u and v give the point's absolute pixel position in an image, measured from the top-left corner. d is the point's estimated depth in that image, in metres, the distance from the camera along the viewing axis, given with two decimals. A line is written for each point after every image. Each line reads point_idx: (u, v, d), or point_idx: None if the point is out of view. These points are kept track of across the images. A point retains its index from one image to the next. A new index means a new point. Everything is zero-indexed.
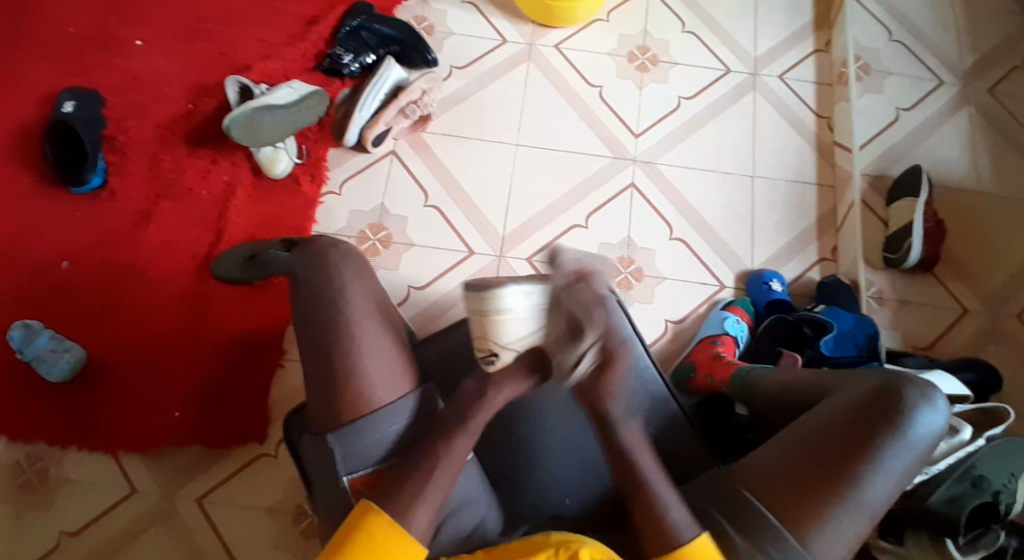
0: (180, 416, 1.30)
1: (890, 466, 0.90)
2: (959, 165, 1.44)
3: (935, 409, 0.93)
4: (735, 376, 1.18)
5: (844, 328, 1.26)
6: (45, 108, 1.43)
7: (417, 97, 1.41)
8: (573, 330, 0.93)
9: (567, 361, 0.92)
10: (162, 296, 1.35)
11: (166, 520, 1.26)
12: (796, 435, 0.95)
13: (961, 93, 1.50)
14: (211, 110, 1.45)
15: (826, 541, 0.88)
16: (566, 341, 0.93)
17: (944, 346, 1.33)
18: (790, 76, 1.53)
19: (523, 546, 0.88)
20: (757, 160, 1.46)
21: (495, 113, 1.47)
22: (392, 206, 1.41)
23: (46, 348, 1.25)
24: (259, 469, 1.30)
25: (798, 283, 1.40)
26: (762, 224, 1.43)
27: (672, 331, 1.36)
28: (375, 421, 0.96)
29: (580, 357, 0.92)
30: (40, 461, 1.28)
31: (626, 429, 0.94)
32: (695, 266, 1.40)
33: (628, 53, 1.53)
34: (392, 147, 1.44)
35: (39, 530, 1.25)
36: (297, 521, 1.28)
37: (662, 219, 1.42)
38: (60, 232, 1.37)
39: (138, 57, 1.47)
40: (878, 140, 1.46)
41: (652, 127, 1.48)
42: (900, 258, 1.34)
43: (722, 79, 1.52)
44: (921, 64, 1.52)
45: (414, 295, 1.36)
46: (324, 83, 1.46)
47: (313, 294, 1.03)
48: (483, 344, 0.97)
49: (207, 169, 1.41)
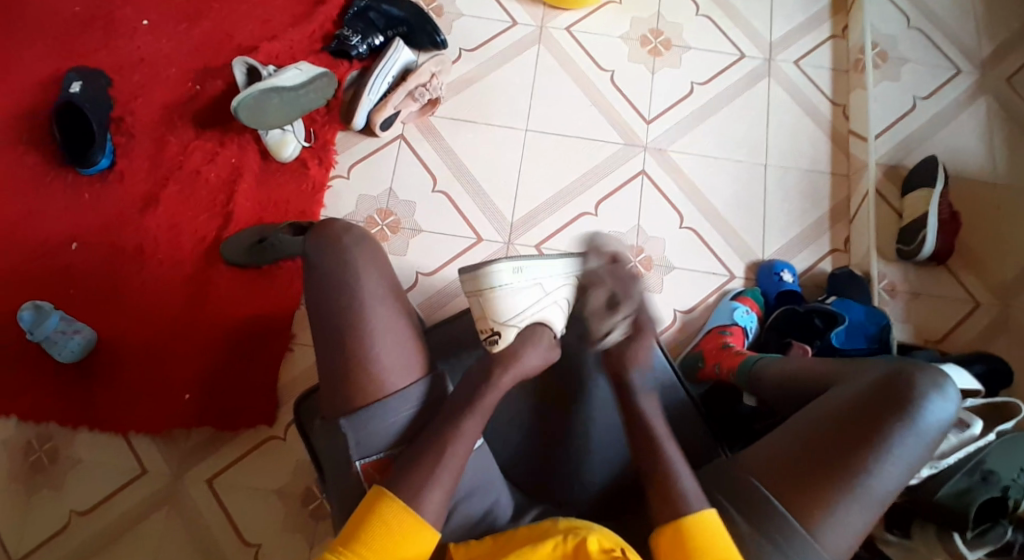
0: (190, 398, 1.30)
1: (898, 454, 0.90)
2: (975, 155, 1.42)
3: (945, 399, 0.92)
4: (742, 366, 1.17)
5: (855, 319, 1.26)
6: (52, 88, 1.42)
7: (426, 80, 1.38)
8: (613, 303, 1.05)
9: (604, 328, 1.04)
10: (171, 278, 1.35)
11: (175, 502, 1.27)
12: (803, 421, 0.95)
13: (979, 81, 1.47)
14: (219, 91, 1.43)
15: (833, 529, 0.89)
16: (603, 308, 1.06)
17: (955, 338, 1.33)
18: (805, 62, 1.50)
19: (532, 531, 0.88)
20: (770, 148, 1.45)
21: (505, 97, 1.45)
22: (401, 191, 1.40)
23: (57, 329, 1.24)
24: (268, 451, 1.31)
25: (808, 274, 1.39)
26: (774, 213, 1.41)
27: (681, 320, 1.36)
28: (387, 409, 0.97)
29: (612, 327, 1.04)
30: (51, 441, 1.29)
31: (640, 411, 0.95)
32: (705, 254, 1.39)
33: (640, 36, 1.50)
34: (401, 132, 1.43)
35: (51, 508, 1.26)
36: (306, 504, 1.29)
37: (673, 207, 1.41)
38: (69, 213, 1.36)
39: (144, 36, 1.46)
40: (894, 129, 1.44)
41: (664, 113, 1.46)
42: (913, 250, 1.33)
43: (736, 65, 1.49)
44: (939, 51, 1.49)
45: (422, 281, 1.36)
46: (332, 65, 1.45)
47: (321, 282, 1.02)
48: (484, 323, 1.03)
49: (215, 152, 1.40)
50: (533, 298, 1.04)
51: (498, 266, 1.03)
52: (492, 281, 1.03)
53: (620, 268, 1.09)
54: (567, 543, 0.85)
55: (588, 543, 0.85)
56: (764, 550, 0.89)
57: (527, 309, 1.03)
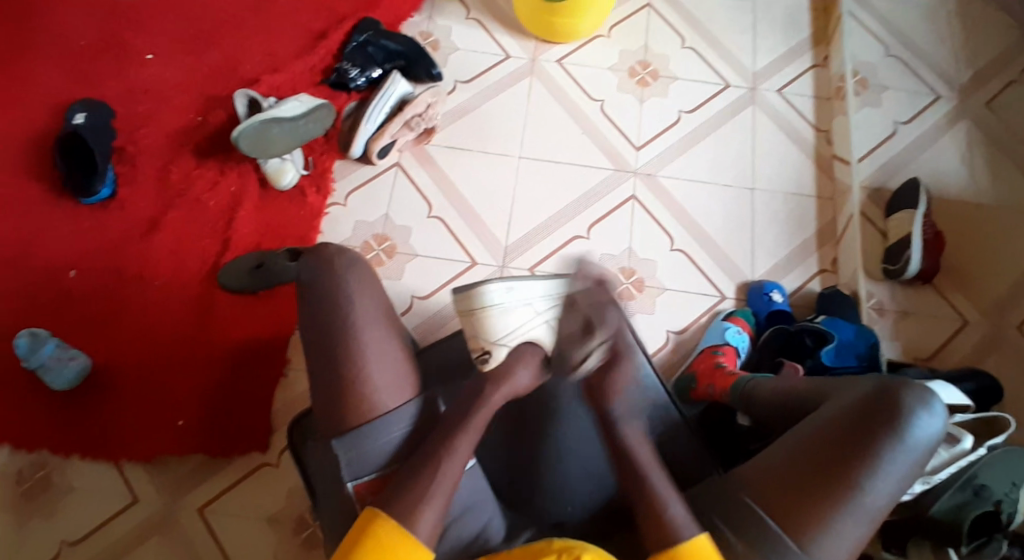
0: (185, 424, 1.31)
1: (888, 470, 0.91)
2: (956, 177, 1.46)
3: (932, 415, 0.94)
4: (737, 383, 1.18)
5: (845, 339, 1.28)
6: (56, 119, 1.45)
7: (421, 110, 1.42)
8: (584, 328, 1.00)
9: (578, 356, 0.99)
10: (169, 305, 1.36)
11: (168, 529, 1.27)
12: (794, 438, 0.96)
13: (957, 107, 1.52)
14: (219, 122, 1.47)
15: (826, 544, 0.89)
16: (580, 335, 1.01)
17: (945, 356, 1.35)
18: (789, 91, 1.55)
19: (527, 552, 0.88)
20: (756, 172, 1.48)
21: (498, 126, 1.49)
22: (397, 217, 1.43)
23: (53, 356, 1.25)
24: (262, 477, 1.30)
25: (797, 295, 1.41)
26: (762, 236, 1.44)
27: (674, 341, 1.37)
28: (379, 427, 0.98)
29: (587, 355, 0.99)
30: (43, 469, 1.29)
31: (627, 431, 0.96)
32: (696, 277, 1.41)
33: (629, 67, 1.55)
34: (397, 160, 1.47)
35: (41, 537, 1.26)
36: (298, 532, 1.28)
37: (664, 231, 1.44)
38: (69, 241, 1.38)
39: (147, 70, 1.50)
40: (877, 154, 1.48)
41: (654, 139, 1.50)
42: (899, 269, 1.36)
43: (722, 94, 1.54)
44: (918, 79, 1.55)
45: (418, 304, 1.38)
46: (331, 96, 1.49)
47: (320, 300, 1.04)
48: (476, 343, 1.08)
49: (214, 180, 1.43)
50: (523, 319, 1.07)
51: (490, 287, 1.08)
52: (484, 300, 1.08)
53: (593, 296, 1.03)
54: None
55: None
56: None
57: (517, 329, 1.07)
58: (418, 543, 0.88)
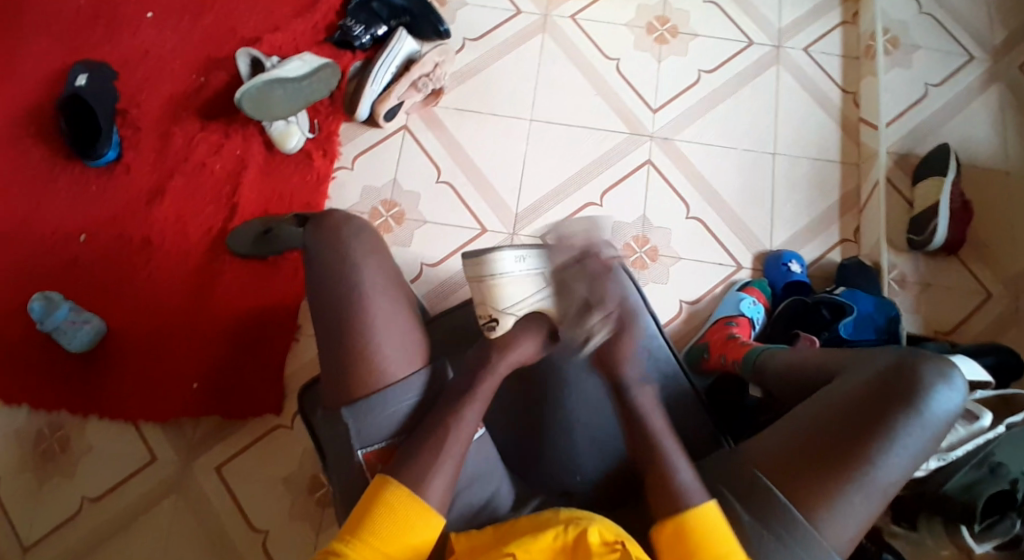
0: (197, 388, 1.31)
1: (904, 444, 0.89)
2: (988, 143, 1.39)
3: (951, 389, 0.91)
4: (748, 355, 1.16)
5: (864, 310, 1.24)
6: (59, 81, 1.43)
7: (429, 70, 1.38)
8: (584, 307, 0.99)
9: (582, 336, 0.98)
10: (178, 270, 1.35)
11: (185, 488, 1.29)
12: (807, 412, 0.94)
13: (993, 68, 1.44)
14: (223, 83, 1.43)
15: (836, 520, 0.88)
16: (576, 316, 0.99)
17: (966, 330, 1.31)
18: (815, 49, 1.48)
19: (533, 522, 0.88)
20: (778, 136, 1.43)
21: (509, 87, 1.44)
22: (405, 182, 1.40)
23: (66, 320, 1.26)
24: (273, 441, 1.31)
25: (816, 266, 1.37)
26: (782, 203, 1.39)
27: (687, 312, 1.34)
28: (387, 397, 0.97)
29: (590, 333, 0.98)
30: (62, 429, 1.31)
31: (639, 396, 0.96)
32: (711, 245, 1.37)
33: (646, 24, 1.48)
34: (404, 123, 1.42)
35: (62, 496, 1.28)
36: (312, 492, 1.29)
37: (679, 196, 1.39)
38: (76, 206, 1.37)
39: (149, 29, 1.46)
40: (905, 117, 1.41)
41: (670, 102, 1.44)
42: (924, 239, 1.31)
43: (744, 52, 1.47)
44: (952, 37, 1.46)
45: (426, 272, 1.35)
46: (336, 55, 1.44)
47: (323, 269, 1.02)
48: (484, 310, 1.03)
49: (219, 144, 1.40)
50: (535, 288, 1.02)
51: (504, 254, 1.01)
52: (496, 268, 1.01)
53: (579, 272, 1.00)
54: (568, 533, 0.85)
55: (589, 534, 0.84)
56: (766, 541, 0.89)
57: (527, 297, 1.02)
58: (432, 513, 0.89)
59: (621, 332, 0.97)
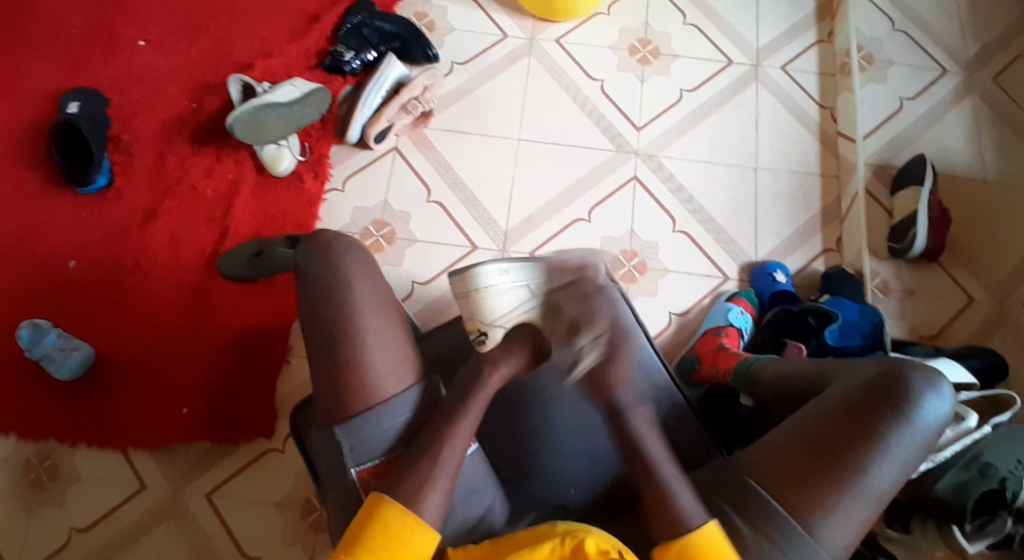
0: (189, 412, 1.31)
1: (894, 452, 0.90)
2: (962, 154, 1.43)
3: (940, 397, 0.93)
4: (739, 366, 1.18)
5: (849, 318, 1.27)
6: (51, 109, 1.44)
7: (418, 93, 1.41)
8: (573, 326, 1.03)
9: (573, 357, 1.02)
10: (168, 294, 1.36)
11: (177, 515, 1.27)
12: (800, 421, 0.95)
13: (964, 83, 1.49)
14: (215, 108, 1.45)
15: (831, 527, 0.89)
16: (568, 335, 1.03)
17: (950, 335, 1.33)
18: (793, 67, 1.52)
19: (531, 535, 0.88)
20: (760, 151, 1.46)
21: (497, 109, 1.47)
22: (395, 202, 1.41)
23: (55, 346, 1.25)
24: (267, 464, 1.31)
25: (801, 275, 1.39)
26: (766, 216, 1.42)
27: (676, 323, 1.36)
28: (381, 414, 0.97)
29: (580, 354, 1.02)
30: (50, 458, 1.29)
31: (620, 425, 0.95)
32: (698, 258, 1.40)
33: (629, 46, 1.53)
34: (394, 144, 1.45)
35: (50, 526, 1.26)
36: (305, 516, 1.29)
37: (665, 211, 1.42)
38: (68, 231, 1.38)
39: (141, 57, 1.48)
40: (882, 130, 1.46)
41: (655, 119, 1.48)
42: (905, 247, 1.34)
43: (725, 71, 1.51)
44: (924, 54, 1.52)
45: (418, 290, 1.36)
46: (326, 81, 1.47)
47: (317, 284, 1.03)
48: (473, 324, 1.09)
49: (211, 168, 1.42)
50: (521, 298, 1.08)
51: (484, 269, 1.09)
52: (481, 282, 1.08)
53: (572, 293, 1.08)
54: (564, 547, 0.85)
55: (586, 544, 0.85)
56: (765, 550, 0.89)
57: (514, 308, 1.08)
58: (426, 525, 0.89)
59: (612, 350, 1.01)
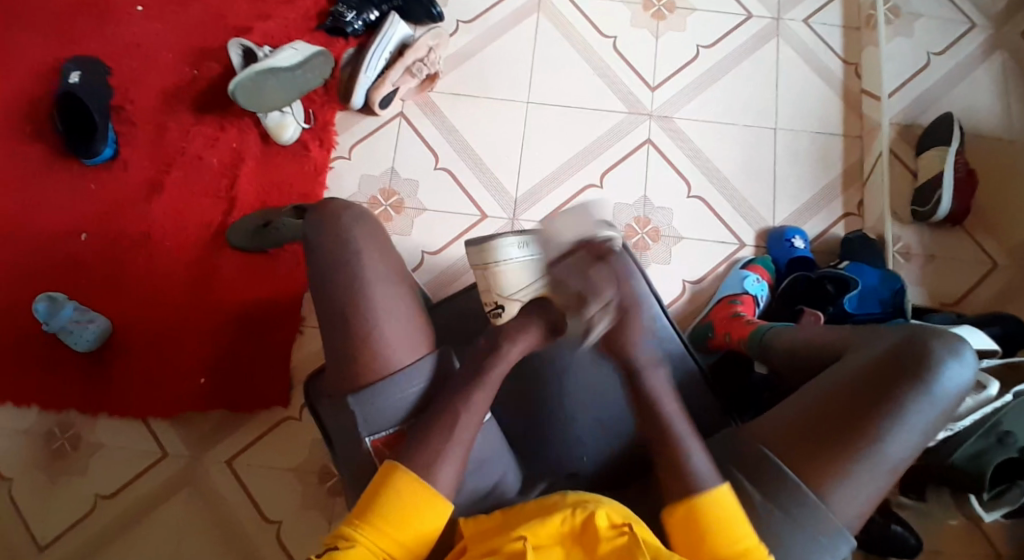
0: (205, 383, 1.32)
1: (913, 420, 0.89)
2: (992, 112, 1.37)
3: (961, 363, 0.91)
4: (753, 334, 1.17)
5: (868, 284, 1.24)
6: (52, 79, 1.42)
7: (423, 55, 1.36)
8: (580, 297, 0.94)
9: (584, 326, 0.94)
10: (180, 264, 1.36)
11: (197, 482, 1.30)
12: (816, 388, 0.94)
13: (996, 34, 1.41)
14: (216, 75, 1.42)
15: (844, 494, 0.88)
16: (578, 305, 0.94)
17: (972, 300, 1.30)
18: (816, 20, 1.45)
19: (542, 507, 0.88)
20: (779, 110, 1.41)
21: (505, 69, 1.42)
22: (403, 170, 1.39)
23: (71, 320, 1.26)
24: (283, 431, 1.32)
25: (820, 240, 1.36)
26: (784, 179, 1.38)
27: (690, 292, 1.34)
28: (397, 382, 0.97)
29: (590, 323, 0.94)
30: (71, 428, 1.32)
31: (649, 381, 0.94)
32: (713, 223, 1.36)
33: (642, 0, 1.46)
34: (400, 110, 1.41)
35: (73, 494, 1.29)
36: (323, 481, 1.31)
37: (679, 175, 1.38)
38: (75, 204, 1.37)
39: (140, 22, 1.45)
40: (908, 87, 1.39)
41: (669, 79, 1.42)
42: (928, 212, 1.30)
43: (743, 26, 1.45)
44: (954, 4, 1.44)
45: (427, 260, 1.35)
46: (328, 43, 1.42)
47: (328, 255, 1.02)
48: (490, 297, 1.07)
49: (216, 137, 1.40)
50: (539, 274, 1.04)
51: (506, 241, 1.04)
52: (500, 254, 1.04)
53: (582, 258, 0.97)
54: (574, 518, 0.85)
55: (596, 518, 0.85)
56: (776, 517, 0.89)
57: (534, 282, 1.04)
58: (437, 496, 0.89)
59: (623, 318, 0.94)
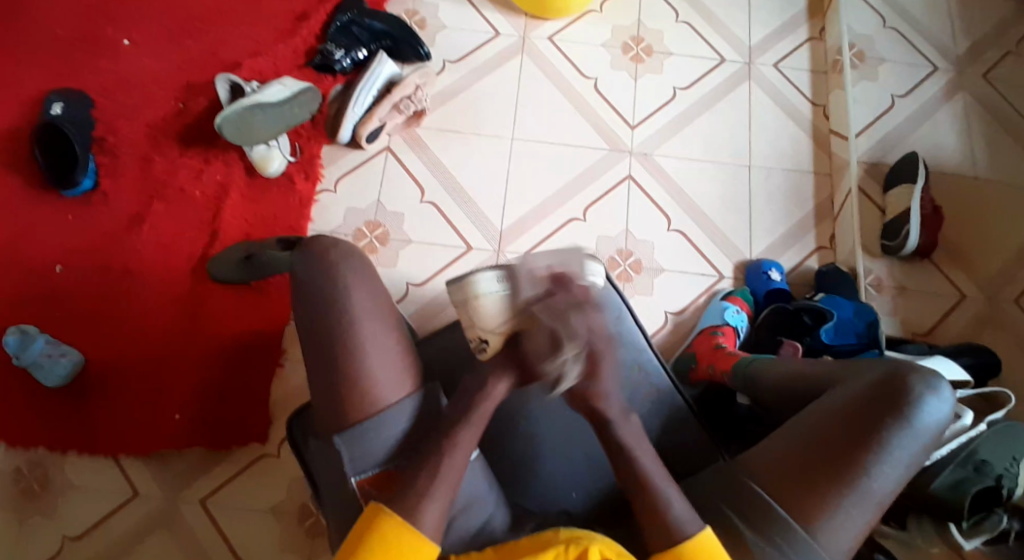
0: (182, 418, 1.29)
1: (896, 455, 0.91)
2: (953, 151, 1.45)
3: (940, 398, 0.93)
4: (737, 366, 1.18)
5: (844, 316, 1.27)
6: (34, 109, 1.41)
7: (410, 92, 1.39)
8: None
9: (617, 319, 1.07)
10: (158, 298, 1.33)
11: (173, 523, 1.26)
12: (801, 426, 0.96)
13: (954, 79, 1.50)
14: (202, 108, 1.43)
15: (834, 530, 0.90)
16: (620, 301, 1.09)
17: (943, 332, 1.34)
18: (785, 65, 1.52)
19: (534, 542, 0.87)
20: (753, 149, 1.46)
21: (489, 108, 1.46)
22: (388, 203, 1.40)
23: (43, 352, 1.23)
24: (262, 468, 1.29)
25: (795, 273, 1.40)
26: (760, 214, 1.43)
27: (672, 323, 1.36)
28: (384, 421, 0.96)
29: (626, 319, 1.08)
30: (40, 467, 1.27)
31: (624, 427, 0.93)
32: (693, 256, 1.40)
33: (622, 44, 1.52)
34: (387, 144, 1.43)
35: (41, 537, 1.24)
36: (302, 521, 1.27)
37: (659, 210, 1.42)
38: (53, 235, 1.35)
39: (125, 56, 1.45)
40: (874, 128, 1.46)
41: (648, 118, 1.47)
42: (898, 244, 1.35)
43: (717, 69, 1.51)
44: (915, 51, 1.52)
45: (413, 292, 1.35)
46: (317, 80, 1.45)
47: (318, 289, 1.00)
48: (472, 332, 0.98)
49: (200, 169, 1.40)
50: None
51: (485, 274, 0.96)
52: (479, 291, 0.96)
53: None
54: (568, 554, 0.85)
55: (590, 552, 0.85)
56: (767, 554, 0.90)
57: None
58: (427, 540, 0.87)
59: None
